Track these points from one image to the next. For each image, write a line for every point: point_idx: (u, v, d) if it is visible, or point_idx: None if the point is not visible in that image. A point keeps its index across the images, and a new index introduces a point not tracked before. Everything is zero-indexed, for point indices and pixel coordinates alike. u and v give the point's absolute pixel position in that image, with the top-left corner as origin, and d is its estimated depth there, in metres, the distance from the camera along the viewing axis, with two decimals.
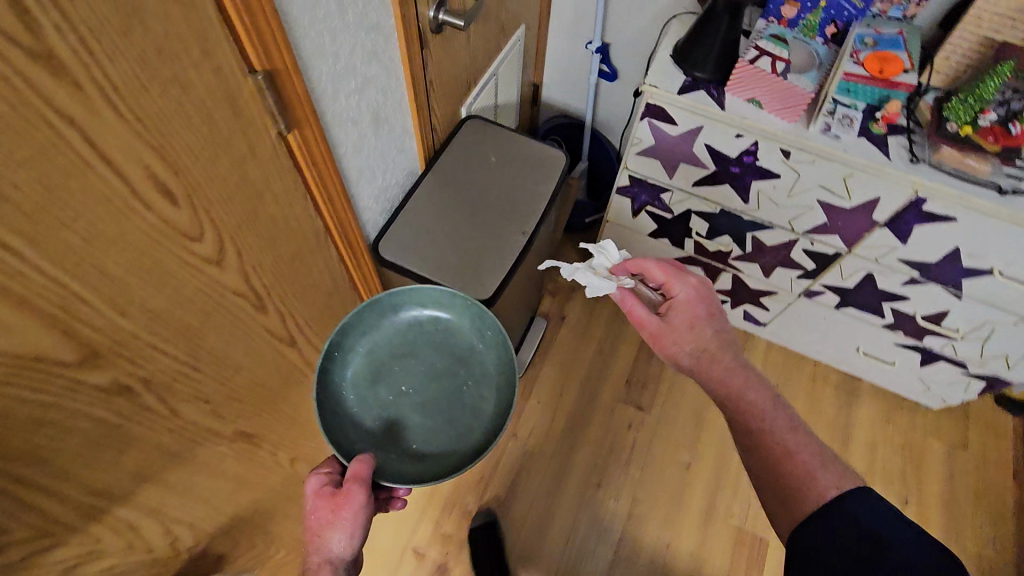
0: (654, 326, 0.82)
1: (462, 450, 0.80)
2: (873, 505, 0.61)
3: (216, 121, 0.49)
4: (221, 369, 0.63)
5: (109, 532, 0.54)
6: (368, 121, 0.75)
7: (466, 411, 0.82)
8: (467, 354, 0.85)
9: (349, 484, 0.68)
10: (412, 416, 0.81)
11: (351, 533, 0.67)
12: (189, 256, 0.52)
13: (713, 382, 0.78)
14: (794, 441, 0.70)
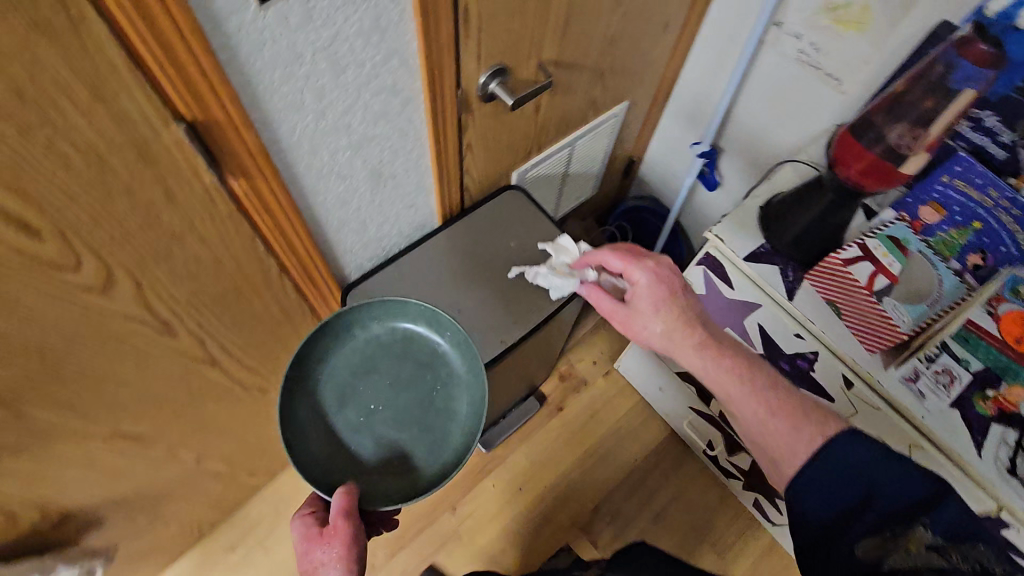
0: (619, 315, 0.72)
1: (450, 455, 0.71)
2: (856, 452, 0.51)
3: (112, 163, 0.43)
4: (98, 379, 0.60)
5: None
6: (364, 177, 0.67)
7: (444, 414, 0.73)
8: (434, 354, 0.76)
9: (337, 519, 0.58)
10: (384, 434, 0.71)
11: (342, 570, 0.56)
12: (57, 283, 0.48)
13: (706, 370, 0.66)
14: (774, 419, 0.59)
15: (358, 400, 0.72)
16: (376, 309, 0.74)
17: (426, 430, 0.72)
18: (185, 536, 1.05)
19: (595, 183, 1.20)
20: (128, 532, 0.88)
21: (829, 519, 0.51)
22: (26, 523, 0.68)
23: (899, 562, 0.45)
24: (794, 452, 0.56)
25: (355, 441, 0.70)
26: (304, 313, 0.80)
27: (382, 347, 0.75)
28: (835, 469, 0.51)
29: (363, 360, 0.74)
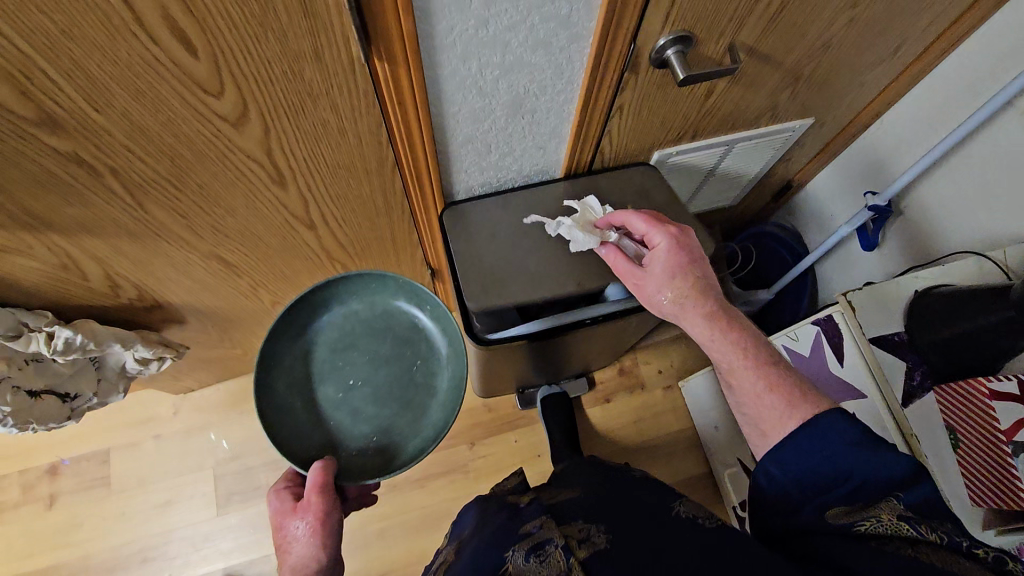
0: (629, 278, 0.72)
1: (428, 428, 0.86)
2: (836, 429, 0.59)
3: (276, 8, 0.44)
4: (211, 203, 0.65)
5: (43, 247, 0.62)
6: (504, 102, 0.64)
7: (421, 388, 0.88)
8: (417, 335, 0.89)
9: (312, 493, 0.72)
10: (362, 410, 0.85)
11: (315, 533, 0.69)
12: (201, 105, 0.51)
13: (712, 342, 0.68)
14: (769, 394, 0.63)
15: (341, 377, 0.86)
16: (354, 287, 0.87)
17: (405, 407, 0.87)
18: (243, 360, 1.17)
19: (739, 194, 1.09)
20: (200, 339, 0.99)
21: (808, 485, 0.59)
22: (125, 297, 0.78)
23: (872, 526, 0.54)
24: (784, 425, 0.61)
25: (335, 417, 0.84)
26: (404, 212, 0.82)
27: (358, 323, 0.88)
28: (808, 448, 0.59)
29: (346, 339, 0.87)
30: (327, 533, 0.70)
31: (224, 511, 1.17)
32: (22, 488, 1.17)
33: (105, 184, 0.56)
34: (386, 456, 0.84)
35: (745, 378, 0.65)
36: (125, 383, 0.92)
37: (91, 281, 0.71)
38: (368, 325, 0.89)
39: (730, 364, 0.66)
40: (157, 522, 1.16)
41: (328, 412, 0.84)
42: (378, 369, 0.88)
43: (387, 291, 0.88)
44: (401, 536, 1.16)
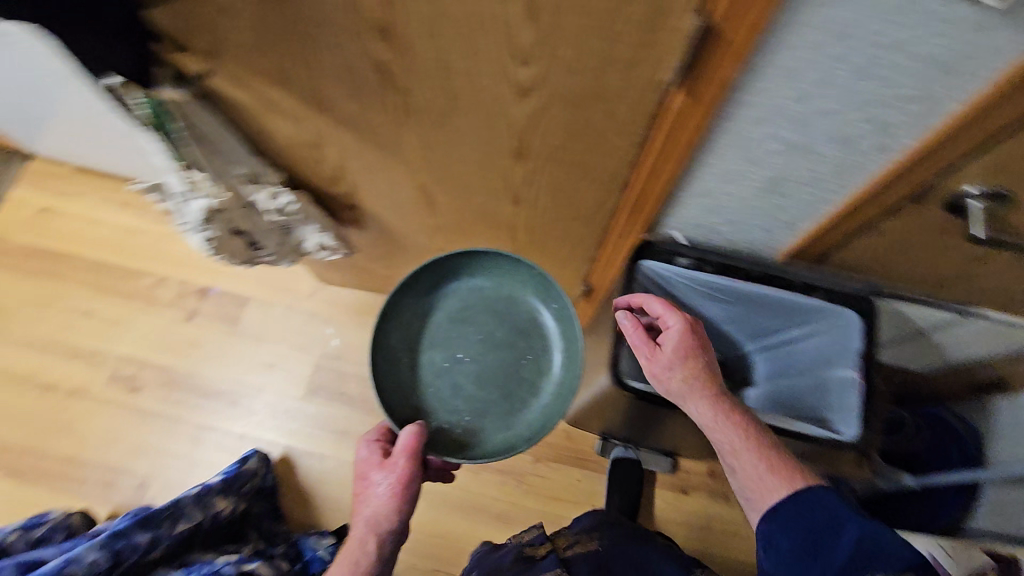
0: (641, 352, 0.73)
1: (521, 426, 0.83)
2: (814, 506, 0.64)
3: (624, 16, 0.45)
4: (451, 148, 0.69)
5: (309, 125, 0.69)
6: (762, 176, 0.62)
7: (526, 384, 0.85)
8: (534, 328, 0.87)
9: (398, 458, 0.75)
10: (462, 386, 0.84)
11: (398, 495, 0.74)
12: (503, 69, 0.54)
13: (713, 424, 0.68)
14: (771, 477, 0.65)
15: (450, 348, 0.85)
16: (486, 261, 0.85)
17: (504, 398, 0.84)
18: (387, 281, 1.25)
19: (935, 368, 0.98)
20: (369, 250, 1.07)
21: (789, 547, 0.64)
22: (338, 190, 0.86)
23: None
24: (773, 492, 0.65)
25: (434, 383, 0.84)
26: (600, 224, 0.82)
27: (477, 299, 0.88)
28: (805, 514, 0.64)
29: (463, 313, 0.86)
30: (405, 496, 0.75)
31: (308, 397, 1.27)
32: (177, 293, 1.36)
33: (386, 98, 0.61)
34: (474, 439, 0.82)
35: (747, 458, 0.66)
36: (295, 258, 1.00)
37: (323, 166, 0.79)
38: (486, 303, 0.87)
39: (730, 442, 0.67)
40: (254, 377, 1.29)
41: (430, 377, 0.84)
42: (487, 352, 0.86)
43: (513, 275, 0.86)
44: (439, 506, 1.19)
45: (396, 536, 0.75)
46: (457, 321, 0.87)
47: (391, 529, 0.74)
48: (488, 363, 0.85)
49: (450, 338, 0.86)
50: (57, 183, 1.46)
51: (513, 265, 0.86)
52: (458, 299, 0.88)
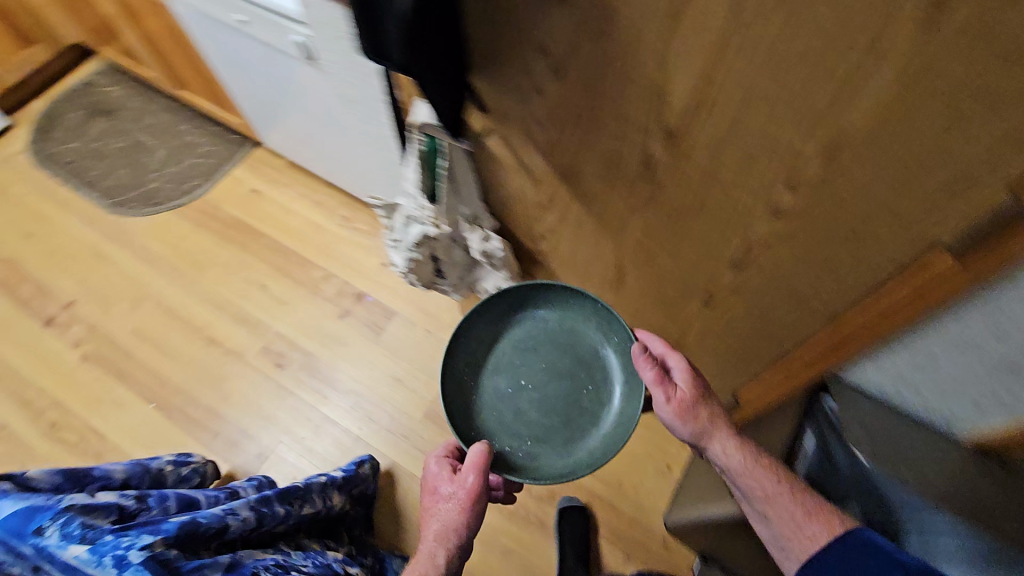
0: (657, 396, 0.79)
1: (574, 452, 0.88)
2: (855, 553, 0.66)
3: (924, 175, 0.47)
4: (669, 243, 0.73)
5: (546, 189, 0.76)
6: (1000, 355, 0.58)
7: (586, 414, 0.90)
8: (595, 361, 0.91)
9: (468, 476, 0.79)
10: (525, 410, 0.90)
11: (463, 510, 0.79)
12: (765, 191, 0.57)
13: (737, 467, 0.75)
14: (810, 523, 0.69)
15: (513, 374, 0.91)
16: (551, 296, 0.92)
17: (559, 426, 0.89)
18: None
19: None
20: None
21: None
22: (536, 247, 0.92)
23: None
24: (813, 538, 0.68)
25: (498, 405, 0.91)
26: (782, 349, 0.81)
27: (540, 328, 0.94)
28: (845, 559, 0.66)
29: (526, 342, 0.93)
30: (472, 512, 0.79)
31: (426, 419, 1.33)
32: (337, 291, 1.50)
33: (634, 185, 0.67)
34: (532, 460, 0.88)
35: (780, 501, 0.71)
36: (465, 293, 1.06)
37: (534, 224, 0.86)
38: (549, 332, 0.93)
39: (760, 483, 0.73)
40: (381, 386, 1.37)
41: (496, 399, 0.91)
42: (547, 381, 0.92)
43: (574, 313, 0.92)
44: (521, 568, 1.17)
45: (460, 553, 0.79)
46: (520, 350, 0.94)
47: (457, 544, 0.77)
48: (549, 390, 0.90)
49: (514, 363, 0.93)
50: (270, 173, 1.69)
51: (577, 300, 0.91)
52: (524, 327, 0.95)
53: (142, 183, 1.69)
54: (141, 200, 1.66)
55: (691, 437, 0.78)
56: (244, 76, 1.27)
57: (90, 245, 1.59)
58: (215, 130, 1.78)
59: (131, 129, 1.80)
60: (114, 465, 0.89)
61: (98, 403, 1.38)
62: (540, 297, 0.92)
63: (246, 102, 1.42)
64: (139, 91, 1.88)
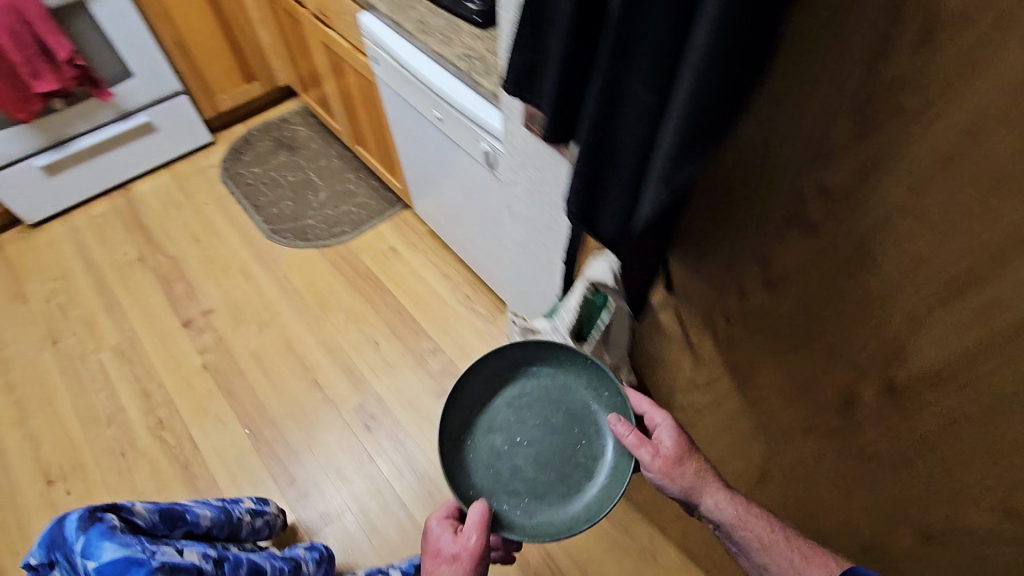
0: (644, 455, 0.72)
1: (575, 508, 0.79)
2: None
3: None
4: (842, 483, 0.63)
5: (706, 376, 0.71)
6: None
7: (581, 468, 0.81)
8: (589, 415, 0.83)
9: (472, 536, 0.73)
10: (520, 470, 0.81)
11: (465, 575, 0.72)
12: (1000, 485, 0.48)
13: (737, 518, 0.69)
14: (810, 567, 0.64)
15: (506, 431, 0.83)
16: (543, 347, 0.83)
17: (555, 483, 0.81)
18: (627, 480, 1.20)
19: None
20: None
21: None
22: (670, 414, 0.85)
23: None
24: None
25: (495, 469, 0.82)
26: None
27: (535, 383, 0.85)
28: None
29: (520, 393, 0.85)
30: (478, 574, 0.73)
31: None
32: (442, 368, 1.50)
33: (818, 412, 0.59)
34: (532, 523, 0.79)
35: (781, 551, 0.66)
36: None
37: (676, 394, 0.81)
38: (544, 387, 0.85)
39: (757, 534, 0.68)
40: None
41: (492, 461, 0.82)
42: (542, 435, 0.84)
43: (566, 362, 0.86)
44: None
45: None
46: (513, 405, 0.86)
47: None
48: (545, 447, 0.82)
49: (510, 422, 0.84)
50: (411, 236, 1.78)
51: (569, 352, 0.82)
52: (517, 383, 0.86)
53: (302, 218, 1.85)
54: (296, 233, 1.80)
55: (682, 496, 0.72)
56: (421, 156, 1.37)
57: (241, 262, 1.74)
58: (375, 185, 1.93)
59: (307, 168, 1.99)
60: (204, 509, 0.91)
61: (202, 414, 1.45)
62: (533, 348, 0.84)
63: (414, 175, 1.53)
64: (322, 136, 2.09)
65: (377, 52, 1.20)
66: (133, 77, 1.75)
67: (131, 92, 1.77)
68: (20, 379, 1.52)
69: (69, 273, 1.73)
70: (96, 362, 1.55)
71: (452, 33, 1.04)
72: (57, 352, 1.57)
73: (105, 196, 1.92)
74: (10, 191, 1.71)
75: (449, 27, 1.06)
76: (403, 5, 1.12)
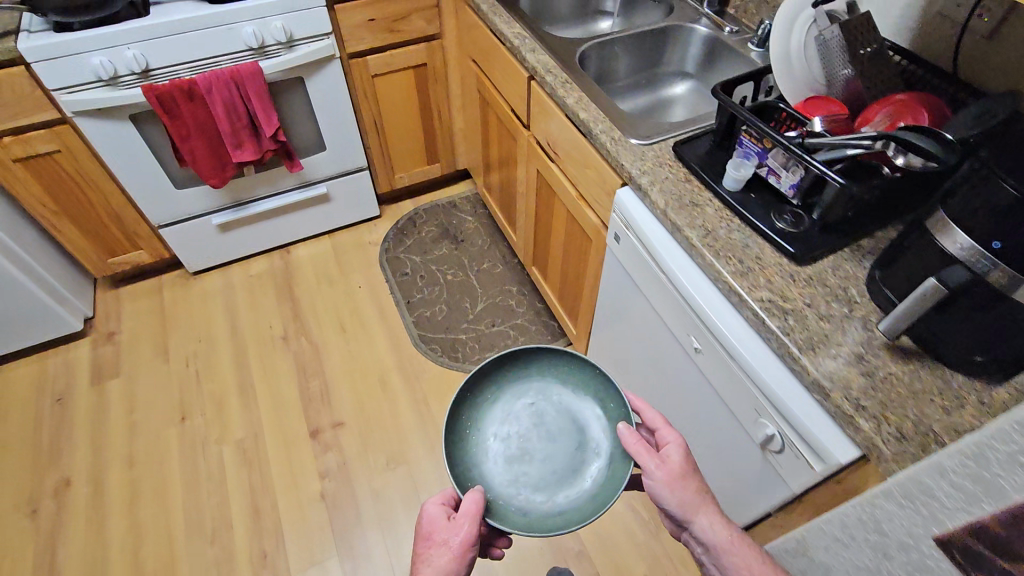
0: (649, 464, 0.74)
1: (568, 503, 0.78)
2: None
3: None
4: None
5: None
6: None
7: (579, 475, 0.80)
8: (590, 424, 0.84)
9: (464, 519, 0.72)
10: (519, 470, 0.81)
11: (454, 560, 0.71)
12: None
13: (726, 542, 0.72)
14: None
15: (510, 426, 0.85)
16: (550, 356, 0.88)
17: (554, 482, 0.80)
18: None
19: None
20: None
21: None
22: None
23: None
24: None
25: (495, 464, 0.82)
26: None
27: (541, 390, 0.88)
28: None
29: (529, 390, 0.87)
30: (467, 555, 0.72)
31: None
32: None
33: None
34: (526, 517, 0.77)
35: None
36: None
37: None
38: (549, 395, 0.88)
39: (744, 562, 0.72)
40: None
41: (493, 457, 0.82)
42: (547, 439, 0.84)
43: (575, 367, 0.88)
44: None
45: None
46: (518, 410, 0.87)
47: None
48: (546, 449, 0.82)
49: (514, 424, 0.85)
50: None
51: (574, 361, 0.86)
52: (525, 387, 0.89)
53: (455, 331, 1.66)
54: (447, 349, 1.62)
55: (679, 513, 0.73)
56: (631, 348, 1.11)
57: (383, 372, 1.57)
58: (539, 308, 1.72)
59: (468, 269, 1.81)
60: None
61: (310, 562, 1.26)
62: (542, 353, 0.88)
63: (602, 343, 1.28)
64: (490, 232, 1.92)
65: (627, 235, 0.96)
66: (324, 150, 1.65)
67: (318, 164, 1.67)
68: (140, 453, 1.43)
69: (213, 336, 1.65)
70: (216, 456, 1.42)
71: (756, 263, 0.78)
72: (182, 431, 1.46)
73: (265, 254, 1.85)
74: (182, 242, 1.66)
75: (751, 250, 0.80)
76: (685, 198, 0.87)
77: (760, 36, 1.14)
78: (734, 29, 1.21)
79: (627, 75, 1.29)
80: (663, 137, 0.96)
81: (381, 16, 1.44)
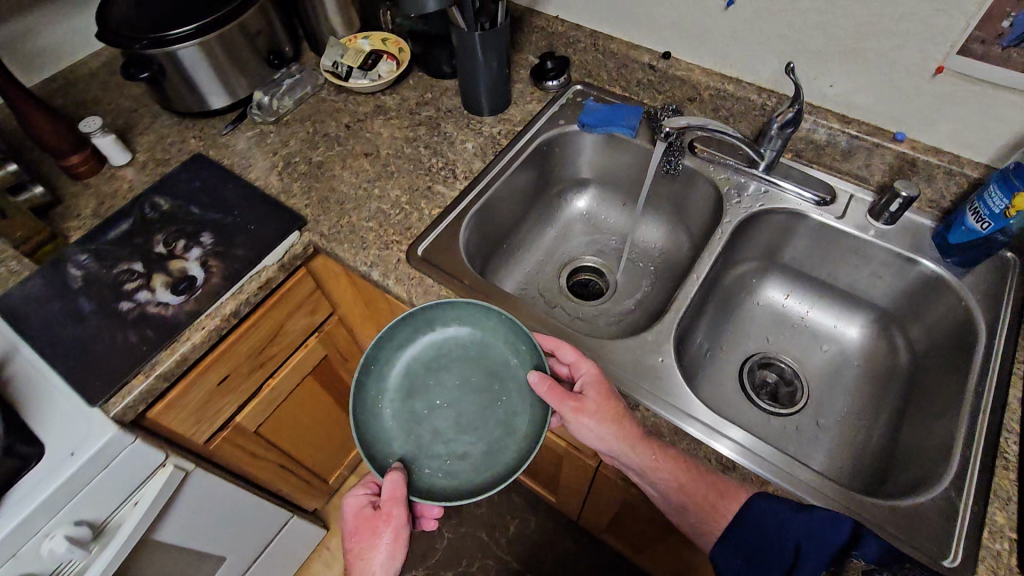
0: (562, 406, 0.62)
1: (490, 459, 0.63)
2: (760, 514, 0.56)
3: None
4: None
5: None
6: None
7: (500, 424, 0.65)
8: (509, 368, 0.68)
9: (388, 505, 0.60)
10: (438, 437, 0.65)
11: (395, 545, 0.64)
12: None
13: (655, 461, 0.60)
14: (722, 500, 0.59)
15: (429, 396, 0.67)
16: (454, 311, 0.69)
17: (478, 441, 0.64)
18: None
19: None
20: None
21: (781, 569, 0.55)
22: None
23: None
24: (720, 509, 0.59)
25: (416, 436, 0.65)
26: None
27: (456, 346, 0.70)
28: (761, 508, 0.56)
29: (438, 348, 0.70)
30: (401, 540, 0.64)
31: None
32: None
33: None
34: (455, 484, 0.62)
35: (696, 487, 0.59)
36: None
37: None
38: (461, 348, 0.70)
39: (673, 478, 0.60)
40: None
41: (415, 428, 0.66)
42: (467, 392, 0.68)
43: (478, 318, 0.69)
44: None
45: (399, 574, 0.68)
46: (431, 368, 0.69)
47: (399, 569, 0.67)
48: (464, 409, 0.67)
49: (431, 386, 0.68)
50: None
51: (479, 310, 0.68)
52: (436, 344, 0.70)
53: None
54: None
55: (602, 448, 0.62)
56: None
57: None
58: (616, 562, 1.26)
59: (497, 551, 1.28)
60: None
61: None
62: (449, 313, 0.69)
63: None
64: None
65: None
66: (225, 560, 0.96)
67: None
68: None
69: None
70: None
71: None
72: None
73: None
74: None
75: None
76: None
77: (886, 212, 0.77)
78: (826, 197, 0.80)
79: (700, 324, 0.83)
80: (963, 534, 0.55)
81: (241, 361, 0.78)
